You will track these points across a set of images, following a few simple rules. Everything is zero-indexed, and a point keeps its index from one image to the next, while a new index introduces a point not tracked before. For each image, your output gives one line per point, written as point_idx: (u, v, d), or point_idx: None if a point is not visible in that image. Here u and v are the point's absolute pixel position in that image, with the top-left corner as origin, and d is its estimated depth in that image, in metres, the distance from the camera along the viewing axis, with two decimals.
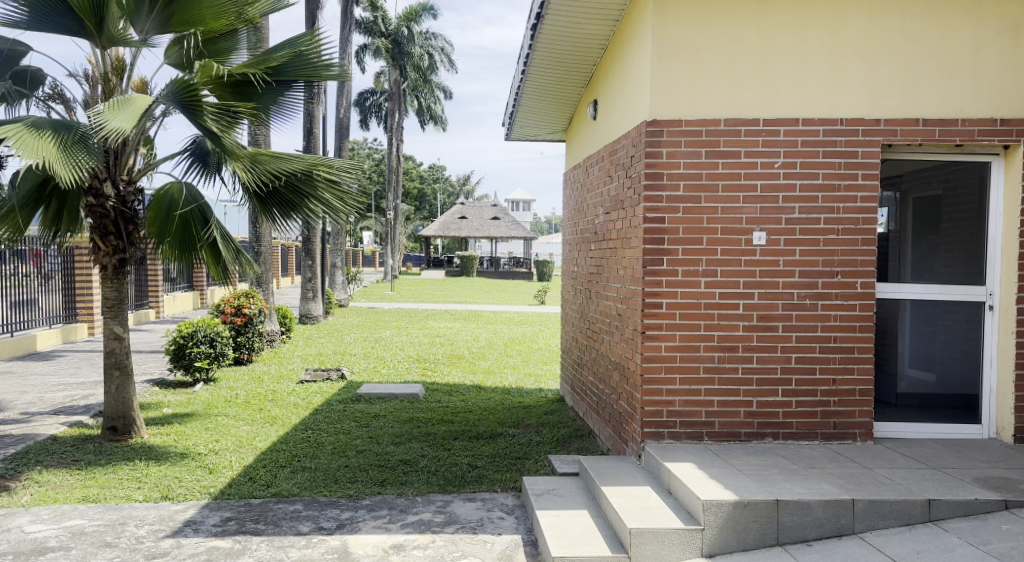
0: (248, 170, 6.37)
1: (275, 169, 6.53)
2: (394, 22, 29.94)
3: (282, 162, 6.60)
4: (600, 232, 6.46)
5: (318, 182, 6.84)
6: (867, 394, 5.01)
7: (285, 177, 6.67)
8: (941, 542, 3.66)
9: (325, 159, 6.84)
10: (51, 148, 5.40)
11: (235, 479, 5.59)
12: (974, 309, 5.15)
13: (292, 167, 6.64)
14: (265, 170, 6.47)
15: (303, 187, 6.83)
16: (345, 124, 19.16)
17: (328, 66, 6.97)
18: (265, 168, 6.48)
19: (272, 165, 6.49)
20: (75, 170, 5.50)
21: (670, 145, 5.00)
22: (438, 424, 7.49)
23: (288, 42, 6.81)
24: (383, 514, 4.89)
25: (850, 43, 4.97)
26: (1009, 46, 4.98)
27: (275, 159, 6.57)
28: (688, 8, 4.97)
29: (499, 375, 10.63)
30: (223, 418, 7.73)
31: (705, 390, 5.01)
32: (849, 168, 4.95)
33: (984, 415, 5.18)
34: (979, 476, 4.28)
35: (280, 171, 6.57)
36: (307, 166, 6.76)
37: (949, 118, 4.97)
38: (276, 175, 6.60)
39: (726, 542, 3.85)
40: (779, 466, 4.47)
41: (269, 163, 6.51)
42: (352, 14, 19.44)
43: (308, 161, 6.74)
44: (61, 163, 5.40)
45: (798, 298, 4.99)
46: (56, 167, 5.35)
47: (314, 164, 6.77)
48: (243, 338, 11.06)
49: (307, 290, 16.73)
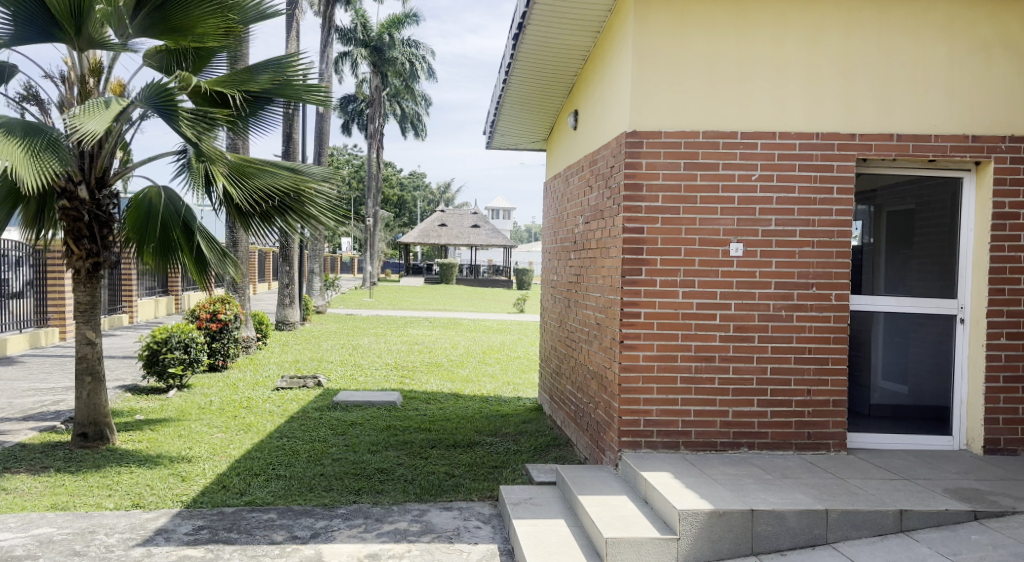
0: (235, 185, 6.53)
1: (266, 187, 6.69)
2: (375, 28, 29.83)
3: (267, 177, 6.72)
4: (579, 241, 6.50)
5: (300, 196, 6.88)
6: (841, 406, 5.07)
7: (274, 198, 6.78)
8: (912, 552, 3.70)
9: (303, 166, 6.97)
10: (17, 152, 5.33)
11: (208, 487, 5.51)
12: (946, 321, 5.26)
13: (278, 182, 6.74)
14: (256, 188, 6.65)
15: (289, 204, 6.87)
16: (325, 128, 19.03)
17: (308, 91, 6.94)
18: (255, 185, 6.64)
19: (261, 182, 6.63)
20: (40, 175, 5.42)
21: (649, 156, 5.05)
22: (416, 432, 7.46)
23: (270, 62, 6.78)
24: (359, 523, 4.85)
25: (826, 57, 5.06)
26: (980, 65, 5.09)
27: (263, 176, 6.71)
28: (669, 18, 5.03)
29: (477, 383, 10.63)
30: (197, 425, 7.62)
31: (682, 399, 5.04)
32: (825, 182, 5.03)
33: (954, 426, 5.29)
34: (950, 487, 4.36)
35: (268, 189, 6.69)
36: (294, 183, 6.83)
37: (922, 133, 5.07)
38: (266, 194, 6.73)
39: (700, 551, 3.87)
40: (754, 476, 4.51)
41: (257, 178, 6.68)
42: (333, 18, 19.35)
43: (294, 177, 6.81)
44: (28, 166, 5.34)
45: (774, 309, 5.06)
46: (22, 171, 5.27)
47: (303, 182, 6.84)
48: (218, 344, 10.94)
49: (284, 296, 16.56)
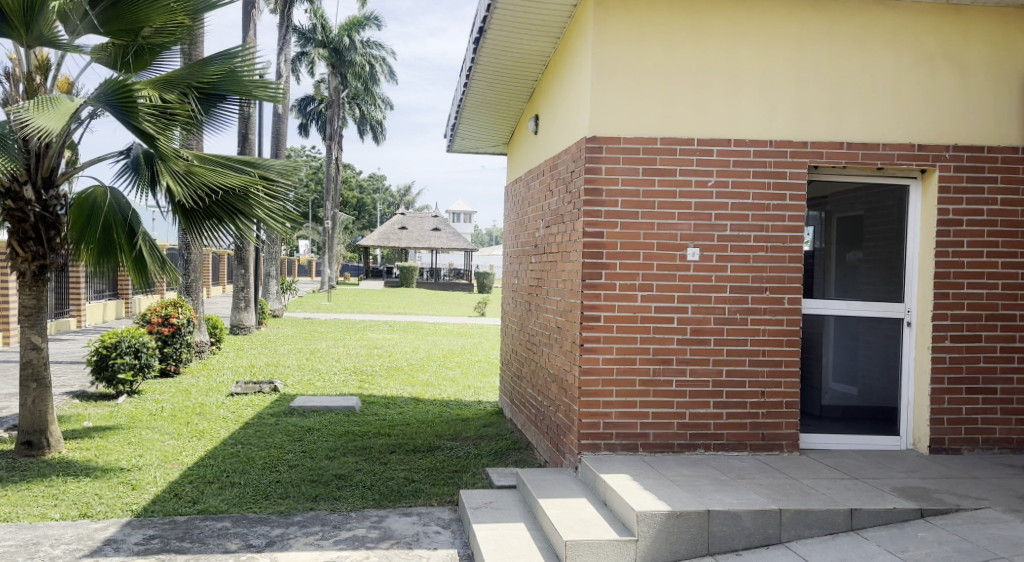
0: (179, 182, 6.25)
1: (212, 183, 6.39)
2: (334, 29, 29.52)
3: (217, 175, 6.43)
4: (540, 245, 6.54)
5: (247, 195, 6.72)
6: (793, 407, 5.20)
7: (219, 194, 6.54)
8: (861, 550, 3.80)
9: (261, 160, 6.85)
10: None
11: (160, 495, 5.38)
12: (893, 325, 5.45)
13: (227, 181, 6.46)
14: (202, 184, 6.37)
15: (237, 204, 6.72)
16: (282, 129, 18.75)
17: (259, 86, 6.85)
18: (201, 180, 6.36)
19: (209, 178, 6.34)
20: None
21: (609, 161, 5.10)
22: (375, 437, 7.39)
23: (220, 58, 6.64)
24: (315, 530, 4.78)
25: (779, 67, 5.19)
26: (925, 77, 5.28)
27: (212, 173, 6.42)
28: (626, 26, 5.10)
29: (437, 387, 10.58)
30: (148, 432, 7.42)
31: (640, 402, 5.11)
32: (778, 189, 5.16)
33: (902, 427, 5.47)
34: (897, 486, 4.50)
35: (216, 186, 6.41)
36: (243, 182, 6.57)
37: (871, 142, 5.23)
38: (213, 190, 6.45)
39: (658, 552, 3.92)
40: (710, 477, 4.59)
41: (206, 174, 6.38)
42: (291, 18, 19.07)
43: (244, 178, 6.54)
44: None
45: (729, 312, 5.16)
46: None
47: (253, 181, 6.61)
48: (170, 349, 10.67)
49: (239, 300, 16.24)
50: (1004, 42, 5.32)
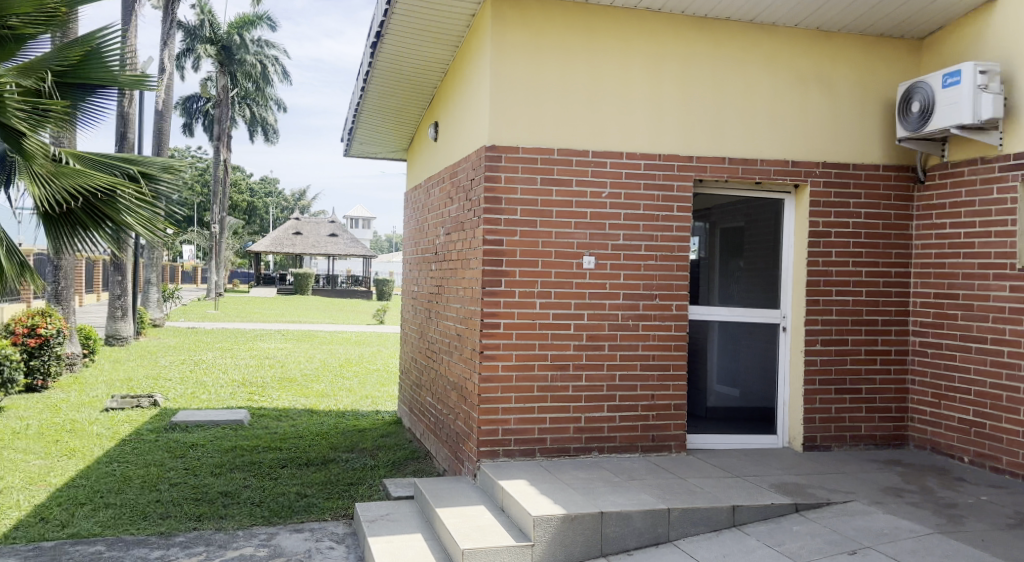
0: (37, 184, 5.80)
1: (76, 187, 5.93)
2: (225, 26, 28.30)
3: (81, 177, 5.97)
4: (440, 252, 6.51)
5: (114, 197, 6.11)
6: (681, 408, 5.41)
7: (80, 198, 6.02)
8: (743, 544, 3.99)
9: (139, 157, 6.62)
10: None
11: (22, 521, 4.92)
12: (770, 329, 5.79)
13: (89, 182, 5.95)
14: (66, 186, 5.92)
15: (103, 208, 6.14)
16: (166, 129, 17.75)
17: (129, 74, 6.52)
18: (64, 184, 5.90)
19: (77, 180, 5.93)
20: None
21: (507, 170, 5.13)
22: (266, 451, 7.09)
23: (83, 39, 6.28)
24: (199, 551, 4.51)
25: (667, 84, 5.41)
26: (798, 98, 5.64)
27: (78, 174, 5.97)
28: (523, 39, 5.16)
29: (333, 398, 10.29)
30: (8, 453, 6.78)
31: (538, 408, 5.15)
32: (667, 201, 5.37)
33: (778, 426, 5.81)
34: (775, 482, 4.76)
35: (81, 188, 5.96)
36: (108, 183, 6.02)
37: (751, 157, 5.54)
38: (76, 194, 5.98)
39: (553, 555, 3.96)
40: (604, 479, 4.69)
41: (69, 176, 5.96)
42: (175, 12, 18.08)
43: (109, 178, 6.00)
44: None
45: (622, 318, 5.31)
46: None
47: (117, 182, 6.05)
48: (36, 362, 9.83)
49: (116, 308, 15.19)
50: (869, 68, 5.77)
